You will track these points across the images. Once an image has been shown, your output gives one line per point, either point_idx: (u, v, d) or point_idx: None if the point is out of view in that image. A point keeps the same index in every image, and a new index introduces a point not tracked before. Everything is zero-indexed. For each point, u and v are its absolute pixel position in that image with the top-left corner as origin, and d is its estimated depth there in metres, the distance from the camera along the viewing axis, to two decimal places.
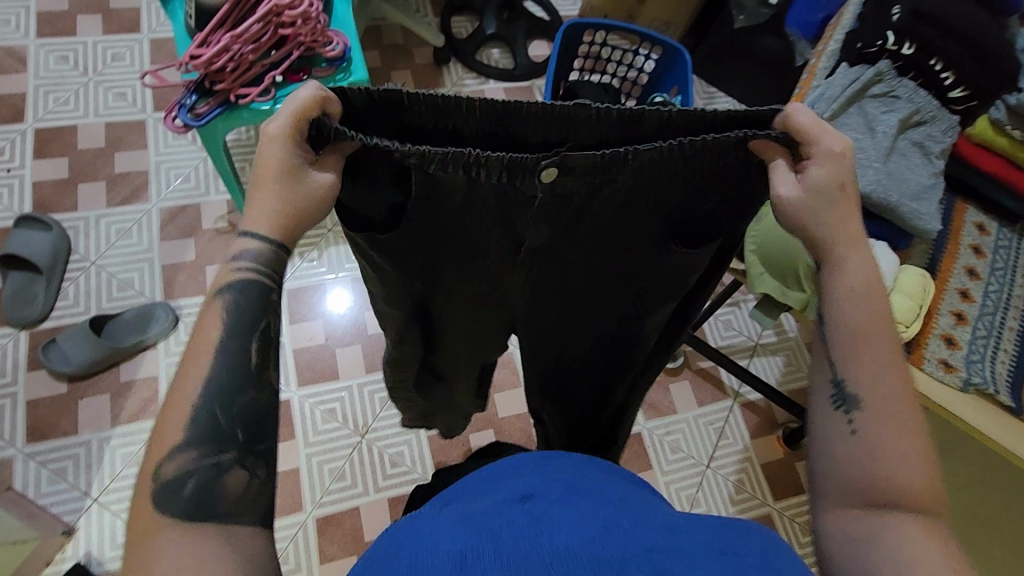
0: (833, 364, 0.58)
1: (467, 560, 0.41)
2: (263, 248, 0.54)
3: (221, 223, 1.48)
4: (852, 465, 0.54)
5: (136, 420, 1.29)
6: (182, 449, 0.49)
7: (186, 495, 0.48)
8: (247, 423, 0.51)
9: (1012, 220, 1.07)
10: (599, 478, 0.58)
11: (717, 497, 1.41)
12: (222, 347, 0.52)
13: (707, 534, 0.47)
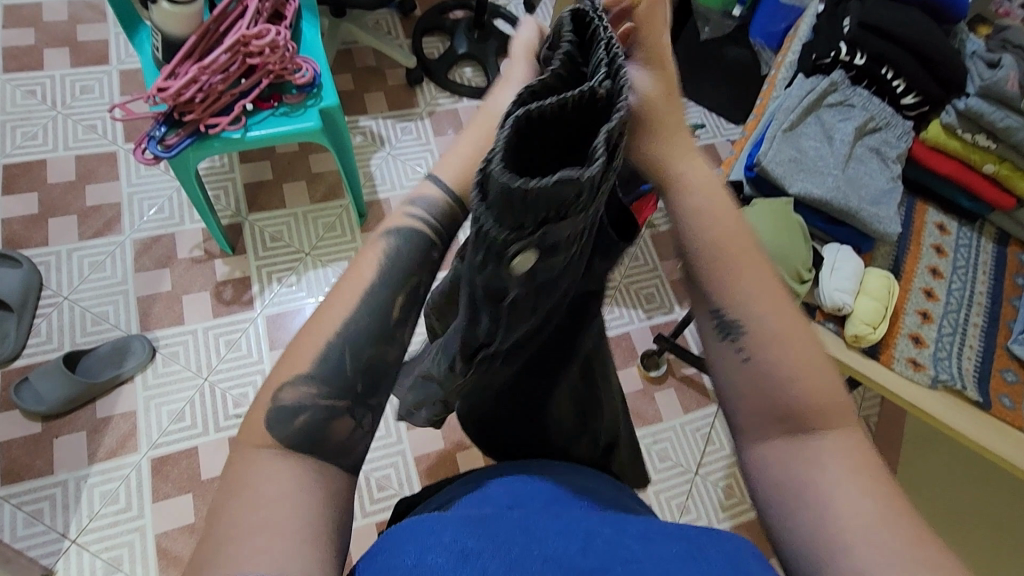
0: (708, 294, 0.52)
1: (469, 558, 0.40)
2: (440, 199, 0.54)
3: (197, 252, 1.47)
4: (750, 393, 0.50)
5: (116, 456, 1.26)
6: (304, 381, 0.47)
7: (296, 426, 0.46)
8: (368, 372, 0.49)
9: (971, 220, 1.12)
10: (592, 487, 0.58)
11: (707, 504, 1.42)
12: (372, 291, 0.49)
13: (681, 539, 0.47)
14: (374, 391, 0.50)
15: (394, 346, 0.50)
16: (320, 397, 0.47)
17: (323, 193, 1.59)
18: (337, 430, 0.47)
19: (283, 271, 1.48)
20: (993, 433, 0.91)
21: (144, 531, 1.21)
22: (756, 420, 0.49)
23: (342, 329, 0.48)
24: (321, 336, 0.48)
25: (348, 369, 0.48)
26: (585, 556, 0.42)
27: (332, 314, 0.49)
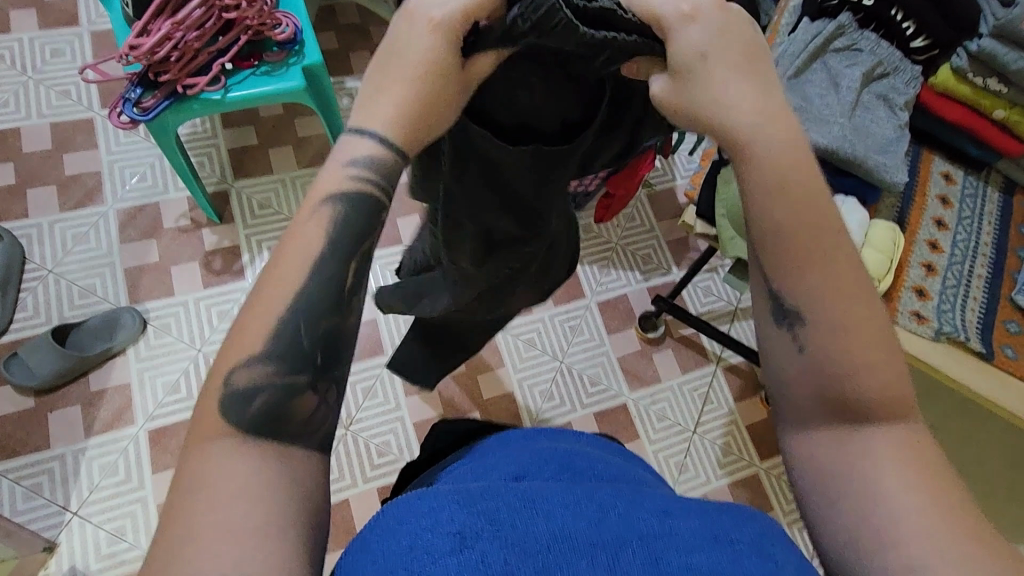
0: (767, 277, 0.50)
1: (467, 540, 0.38)
2: (379, 152, 0.49)
3: (183, 221, 1.43)
4: (807, 383, 0.49)
5: (113, 429, 1.25)
6: (259, 361, 0.44)
7: (253, 410, 0.43)
8: (326, 342, 0.46)
9: (977, 168, 1.09)
10: (601, 456, 0.56)
11: (706, 462, 1.43)
12: (320, 264, 0.46)
13: (699, 519, 0.45)
14: (332, 362, 0.47)
15: (350, 316, 0.48)
16: (276, 376, 0.45)
17: (311, 158, 1.54)
18: (304, 405, 0.45)
19: (272, 239, 1.45)
20: (992, 382, 0.92)
21: (145, 502, 1.21)
22: (800, 408, 0.50)
23: (298, 299, 0.45)
24: (270, 313, 0.45)
25: (303, 344, 0.45)
26: (597, 531, 0.41)
27: (294, 271, 0.46)
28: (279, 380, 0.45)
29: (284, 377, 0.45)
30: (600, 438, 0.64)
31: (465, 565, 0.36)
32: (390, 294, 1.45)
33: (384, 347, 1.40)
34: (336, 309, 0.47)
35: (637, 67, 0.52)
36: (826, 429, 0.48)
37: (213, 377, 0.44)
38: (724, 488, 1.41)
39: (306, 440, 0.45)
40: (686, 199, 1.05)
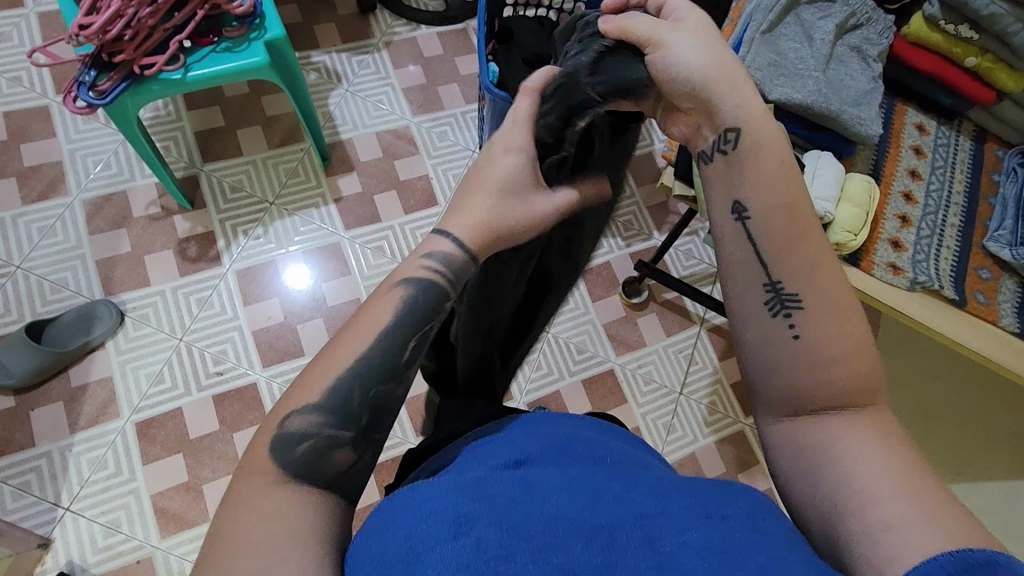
0: (766, 266, 0.52)
1: (464, 526, 0.39)
2: (454, 253, 0.54)
3: (154, 209, 1.40)
4: (794, 365, 0.52)
5: (98, 424, 1.24)
6: (312, 410, 0.48)
7: (297, 454, 0.47)
8: (374, 407, 0.50)
9: (949, 118, 1.10)
10: (602, 441, 0.55)
11: (692, 421, 1.46)
12: (382, 337, 0.50)
13: (694, 495, 0.45)
14: (377, 426, 0.51)
15: (402, 387, 0.51)
16: (324, 427, 0.48)
17: (280, 138, 1.50)
18: (340, 457, 0.48)
19: (247, 223, 1.42)
20: (966, 328, 0.95)
21: (139, 493, 1.20)
22: (779, 401, 0.52)
23: (355, 365, 0.49)
24: (333, 371, 0.49)
25: (353, 403, 0.49)
26: (592, 515, 0.41)
27: (355, 337, 0.50)
28: (326, 431, 0.48)
29: (331, 428, 0.48)
30: (599, 421, 0.64)
31: (463, 548, 0.37)
32: (371, 273, 1.42)
33: None
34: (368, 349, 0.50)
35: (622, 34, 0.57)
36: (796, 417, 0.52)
37: (275, 415, 0.49)
38: (711, 446, 1.45)
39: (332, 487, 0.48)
40: (664, 161, 1.05)
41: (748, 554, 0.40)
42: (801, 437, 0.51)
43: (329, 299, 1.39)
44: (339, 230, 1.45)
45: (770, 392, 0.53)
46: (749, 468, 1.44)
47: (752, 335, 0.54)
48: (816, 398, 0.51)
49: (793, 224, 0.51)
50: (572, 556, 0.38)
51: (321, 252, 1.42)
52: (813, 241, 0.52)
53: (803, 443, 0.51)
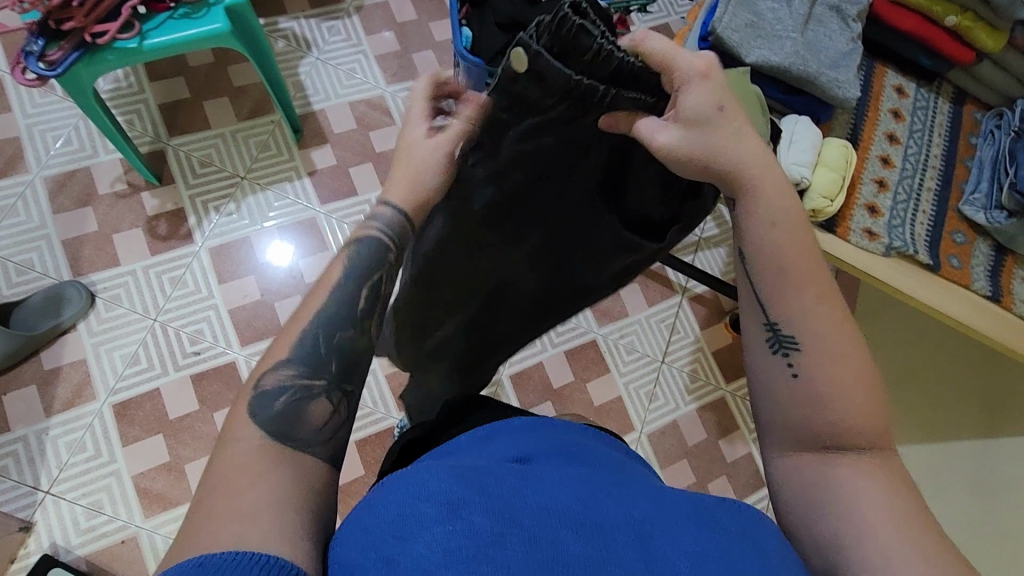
0: (766, 312, 0.58)
1: (456, 509, 0.39)
2: (392, 215, 0.61)
3: (119, 186, 1.35)
4: (796, 403, 0.56)
5: (74, 407, 1.22)
6: (284, 364, 0.54)
7: (277, 407, 0.51)
8: (342, 356, 0.56)
9: (929, 80, 1.09)
10: (592, 443, 0.56)
11: (674, 389, 1.48)
12: (337, 285, 0.58)
13: (690, 507, 0.46)
14: (347, 377, 0.56)
15: (364, 336, 0.58)
16: (298, 377, 0.53)
17: (250, 109, 1.45)
18: (318, 408, 0.53)
19: (218, 199, 1.38)
20: (942, 294, 0.95)
21: (120, 474, 1.20)
22: (790, 440, 0.56)
23: (318, 316, 0.56)
24: (298, 324, 0.55)
25: (319, 345, 0.55)
26: (592, 512, 0.41)
27: (315, 299, 0.57)
28: (301, 381, 0.53)
29: (305, 379, 0.54)
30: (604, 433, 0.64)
31: (454, 533, 0.37)
32: None
33: None
34: (352, 325, 0.56)
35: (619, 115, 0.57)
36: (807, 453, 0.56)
37: (249, 380, 0.53)
38: (692, 413, 1.47)
39: (314, 444, 0.51)
40: None
41: (742, 561, 0.42)
42: (806, 472, 0.55)
43: (307, 276, 1.37)
44: (314, 204, 1.42)
45: (777, 431, 0.57)
46: (729, 433, 1.47)
47: (759, 375, 0.59)
48: (815, 426, 0.55)
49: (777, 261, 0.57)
50: (561, 547, 0.38)
51: (297, 227, 1.40)
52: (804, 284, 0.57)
53: (811, 479, 0.55)
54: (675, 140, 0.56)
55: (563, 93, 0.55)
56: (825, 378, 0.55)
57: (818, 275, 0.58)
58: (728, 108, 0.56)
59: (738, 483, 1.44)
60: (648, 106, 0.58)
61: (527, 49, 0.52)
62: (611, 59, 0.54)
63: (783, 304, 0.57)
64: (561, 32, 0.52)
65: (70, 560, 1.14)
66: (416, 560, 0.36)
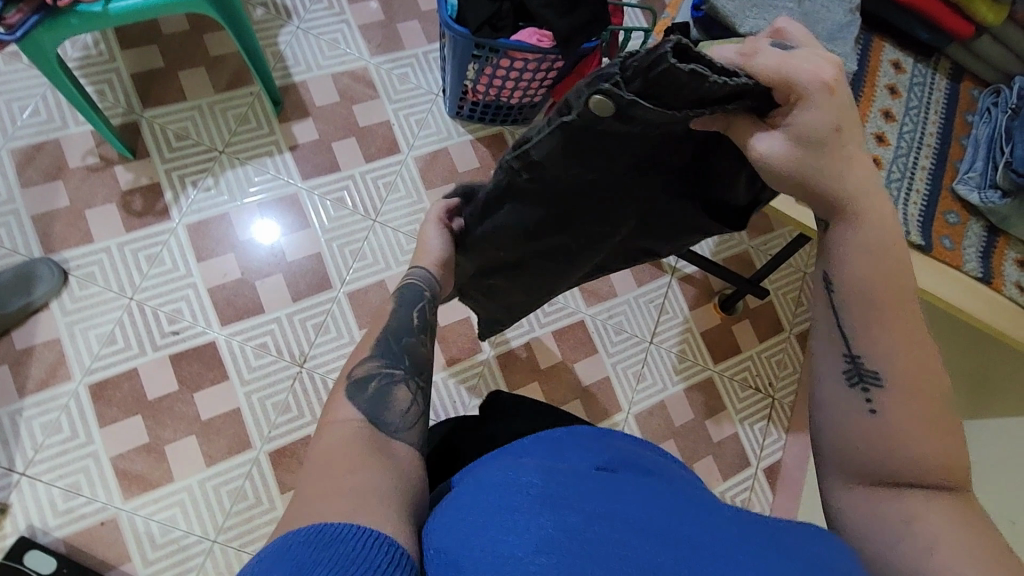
0: (847, 342, 0.59)
1: (555, 504, 0.46)
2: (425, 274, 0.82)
3: (91, 159, 1.30)
4: (870, 440, 0.57)
5: (48, 387, 1.19)
6: (369, 359, 0.70)
7: (370, 389, 0.66)
8: (410, 357, 0.73)
9: (927, 56, 1.06)
10: (644, 457, 0.63)
11: (662, 369, 1.48)
12: (396, 314, 0.77)
13: (762, 533, 0.50)
14: (417, 373, 0.72)
15: (422, 346, 0.75)
16: (383, 365, 0.70)
17: (227, 80, 1.39)
18: (400, 392, 0.67)
19: (195, 173, 1.33)
20: (933, 275, 0.95)
21: (98, 456, 1.17)
22: (860, 470, 0.58)
23: (388, 331, 0.75)
24: (371, 340, 0.73)
25: (395, 347, 0.73)
26: (674, 528, 0.47)
27: (381, 323, 0.77)
28: (385, 368, 0.70)
29: (387, 367, 0.70)
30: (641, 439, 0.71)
31: (552, 524, 0.44)
32: (332, 225, 1.37)
33: (335, 279, 1.35)
34: (416, 333, 0.76)
35: (703, 121, 0.55)
36: (870, 488, 0.57)
37: (346, 374, 0.69)
38: (680, 394, 1.47)
39: (404, 424, 0.64)
40: None
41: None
42: (873, 504, 0.57)
43: (289, 255, 1.34)
44: (296, 179, 1.38)
45: (842, 457, 0.59)
46: (716, 414, 1.48)
47: (830, 407, 0.60)
48: (889, 457, 0.56)
49: (865, 288, 0.57)
50: (647, 553, 0.43)
51: (278, 204, 1.36)
52: (894, 317, 0.57)
53: (876, 511, 0.57)
54: (781, 151, 0.53)
55: (654, 125, 0.54)
56: (901, 413, 0.56)
57: (904, 302, 0.58)
58: (846, 129, 0.53)
59: (724, 463, 1.45)
60: (751, 107, 0.53)
61: (612, 96, 0.51)
62: (714, 96, 0.50)
63: (869, 340, 0.58)
64: (662, 84, 0.48)
65: (49, 542, 1.12)
66: (515, 544, 0.42)
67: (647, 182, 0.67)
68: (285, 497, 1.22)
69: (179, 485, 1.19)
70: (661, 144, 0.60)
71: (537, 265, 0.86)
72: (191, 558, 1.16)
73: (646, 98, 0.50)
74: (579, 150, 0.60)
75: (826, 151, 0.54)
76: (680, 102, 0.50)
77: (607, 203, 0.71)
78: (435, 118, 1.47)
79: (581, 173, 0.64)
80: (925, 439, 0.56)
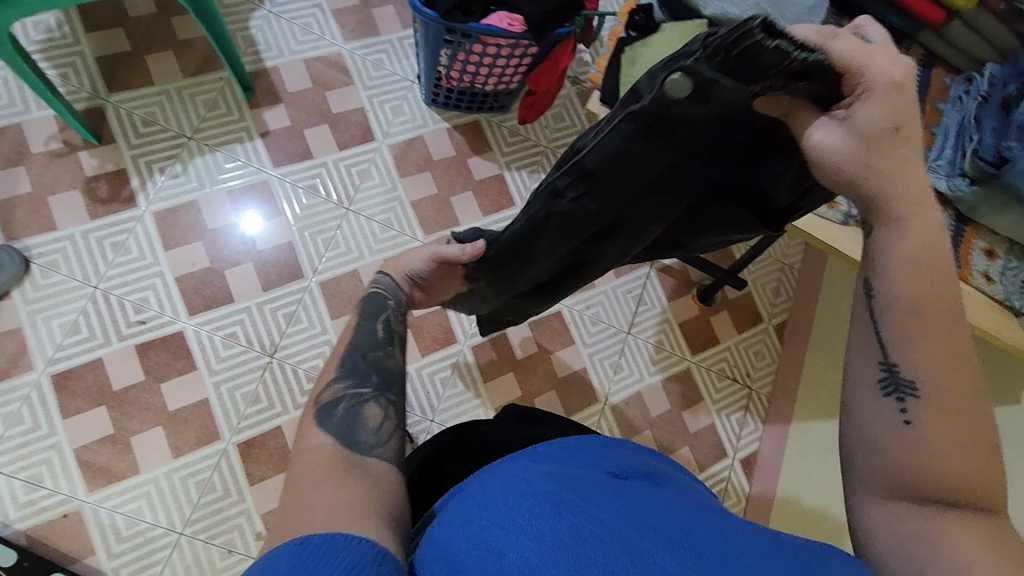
0: (885, 348, 0.57)
1: (563, 510, 0.48)
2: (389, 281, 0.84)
3: (54, 144, 1.27)
4: (904, 453, 0.55)
5: (9, 377, 1.17)
6: (336, 381, 0.69)
7: (339, 412, 0.65)
8: (379, 371, 0.72)
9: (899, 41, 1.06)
10: (663, 469, 0.66)
11: (639, 360, 1.47)
12: (361, 327, 0.76)
13: (775, 545, 0.52)
14: (387, 387, 0.71)
15: (391, 357, 0.74)
16: (348, 387, 0.68)
17: (196, 64, 1.36)
18: (371, 412, 0.66)
19: (163, 160, 1.31)
20: None
21: (61, 448, 1.15)
22: (893, 485, 0.54)
23: (353, 347, 0.73)
24: (339, 357, 0.73)
25: (361, 366, 0.71)
26: (693, 539, 0.48)
27: (343, 344, 0.75)
28: (352, 389, 0.68)
29: (354, 387, 0.69)
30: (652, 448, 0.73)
31: (562, 528, 0.46)
32: (304, 213, 1.35)
33: (305, 268, 1.32)
34: (381, 347, 0.75)
35: (770, 102, 0.57)
36: (904, 504, 0.54)
37: (311, 401, 0.67)
38: (658, 384, 1.47)
39: (379, 445, 0.63)
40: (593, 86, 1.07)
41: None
42: (906, 523, 0.53)
43: (261, 244, 1.31)
44: (266, 167, 1.35)
45: (872, 474, 0.56)
46: (694, 405, 1.47)
47: (863, 418, 0.58)
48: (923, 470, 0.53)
49: (912, 298, 0.56)
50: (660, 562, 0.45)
51: (249, 192, 1.33)
52: (938, 327, 0.56)
53: (907, 530, 0.53)
54: (837, 144, 0.55)
55: (727, 102, 0.56)
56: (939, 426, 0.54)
57: (942, 306, 0.56)
58: (906, 128, 0.54)
59: (700, 453, 1.45)
60: (819, 93, 0.55)
61: (692, 74, 0.53)
62: (791, 70, 0.52)
63: (910, 349, 0.56)
64: (744, 59, 0.51)
65: (10, 535, 1.10)
66: (523, 551, 0.44)
67: (692, 181, 0.69)
68: (253, 488, 1.20)
69: (145, 477, 1.17)
70: (714, 141, 0.63)
71: (568, 274, 0.87)
72: (158, 551, 1.14)
73: (726, 74, 0.52)
74: (639, 148, 0.62)
75: (882, 149, 0.55)
76: (760, 77, 0.52)
77: (654, 207, 0.72)
78: (411, 105, 1.45)
79: (636, 174, 0.65)
80: (957, 456, 0.53)
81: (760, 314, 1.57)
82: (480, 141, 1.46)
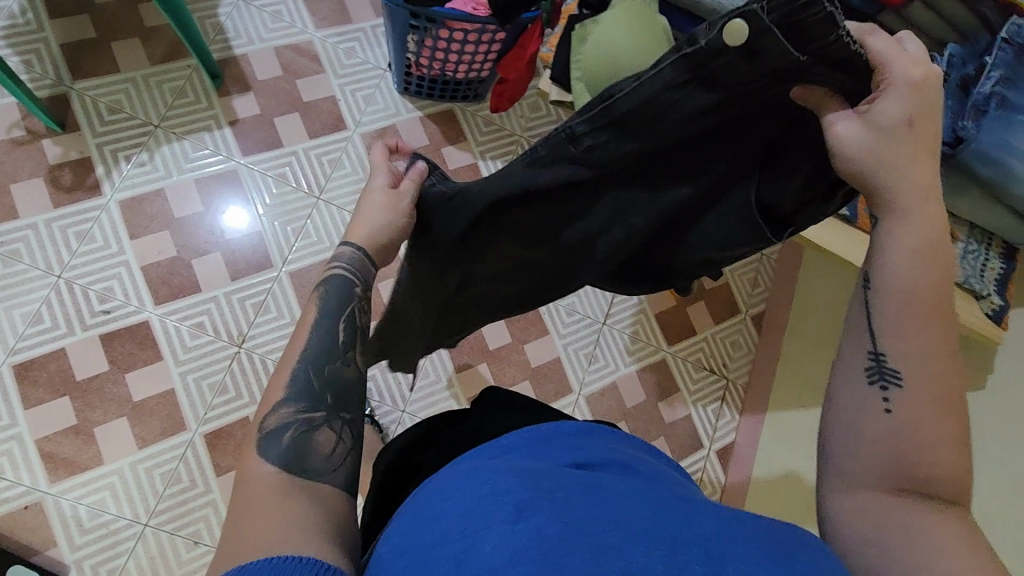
0: (875, 337, 0.55)
1: (523, 512, 0.43)
2: (354, 255, 0.71)
3: (17, 132, 1.25)
4: (887, 442, 0.52)
5: None
6: (283, 404, 0.60)
7: (284, 441, 0.58)
8: (334, 388, 0.63)
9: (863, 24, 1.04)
10: (639, 457, 0.61)
11: (614, 350, 1.46)
12: (320, 326, 0.66)
13: (755, 534, 0.46)
14: (343, 406, 0.63)
15: (350, 366, 0.66)
16: (298, 412, 0.60)
17: (164, 51, 1.35)
18: (323, 436, 0.59)
19: (128, 148, 1.29)
20: None
21: (22, 438, 1.14)
22: (873, 472, 0.52)
23: (305, 355, 0.64)
24: (290, 363, 0.63)
25: (313, 382, 0.62)
26: (662, 528, 0.43)
27: (299, 343, 0.65)
28: (302, 414, 0.60)
29: (305, 412, 0.60)
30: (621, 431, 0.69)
31: (521, 531, 0.41)
32: (274, 203, 1.33)
33: (275, 258, 1.31)
34: (337, 357, 0.65)
35: (809, 96, 0.56)
36: (879, 495, 0.52)
37: (253, 426, 0.59)
38: (633, 374, 1.46)
39: (326, 472, 0.58)
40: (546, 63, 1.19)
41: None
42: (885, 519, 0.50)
43: (229, 234, 1.30)
44: (235, 156, 1.34)
45: (854, 467, 0.53)
46: (670, 396, 1.47)
47: (848, 410, 0.55)
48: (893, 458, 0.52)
49: (904, 289, 0.54)
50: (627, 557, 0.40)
51: (218, 182, 1.32)
52: (932, 319, 0.54)
53: (874, 520, 0.51)
54: (857, 135, 0.54)
55: (766, 70, 0.54)
56: (919, 416, 0.52)
57: (927, 296, 0.54)
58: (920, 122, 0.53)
59: (675, 443, 1.44)
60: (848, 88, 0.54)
61: (751, 19, 0.51)
62: (839, 53, 0.52)
63: (898, 338, 0.54)
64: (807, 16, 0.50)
65: None
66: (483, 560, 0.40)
67: (700, 165, 0.65)
68: (219, 479, 1.18)
69: (109, 468, 1.15)
70: (733, 115, 0.59)
71: (544, 272, 0.80)
72: (122, 542, 1.13)
73: (787, 23, 0.51)
74: (660, 107, 0.58)
75: (902, 143, 0.53)
76: (813, 44, 0.52)
77: (654, 186, 0.67)
78: (384, 94, 1.44)
79: (650, 133, 0.61)
80: (943, 450, 0.51)
81: (738, 306, 1.56)
82: (454, 130, 1.45)
